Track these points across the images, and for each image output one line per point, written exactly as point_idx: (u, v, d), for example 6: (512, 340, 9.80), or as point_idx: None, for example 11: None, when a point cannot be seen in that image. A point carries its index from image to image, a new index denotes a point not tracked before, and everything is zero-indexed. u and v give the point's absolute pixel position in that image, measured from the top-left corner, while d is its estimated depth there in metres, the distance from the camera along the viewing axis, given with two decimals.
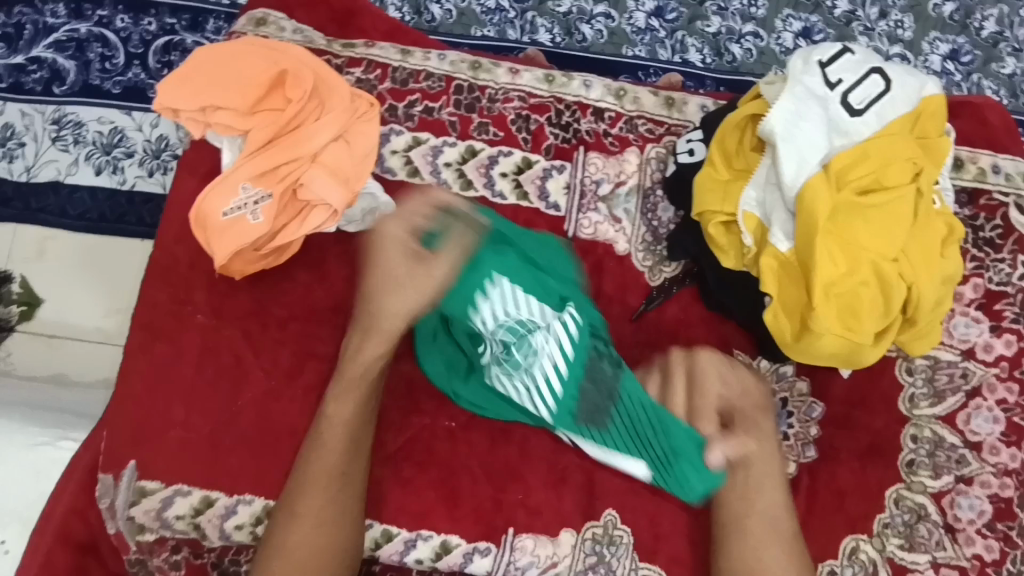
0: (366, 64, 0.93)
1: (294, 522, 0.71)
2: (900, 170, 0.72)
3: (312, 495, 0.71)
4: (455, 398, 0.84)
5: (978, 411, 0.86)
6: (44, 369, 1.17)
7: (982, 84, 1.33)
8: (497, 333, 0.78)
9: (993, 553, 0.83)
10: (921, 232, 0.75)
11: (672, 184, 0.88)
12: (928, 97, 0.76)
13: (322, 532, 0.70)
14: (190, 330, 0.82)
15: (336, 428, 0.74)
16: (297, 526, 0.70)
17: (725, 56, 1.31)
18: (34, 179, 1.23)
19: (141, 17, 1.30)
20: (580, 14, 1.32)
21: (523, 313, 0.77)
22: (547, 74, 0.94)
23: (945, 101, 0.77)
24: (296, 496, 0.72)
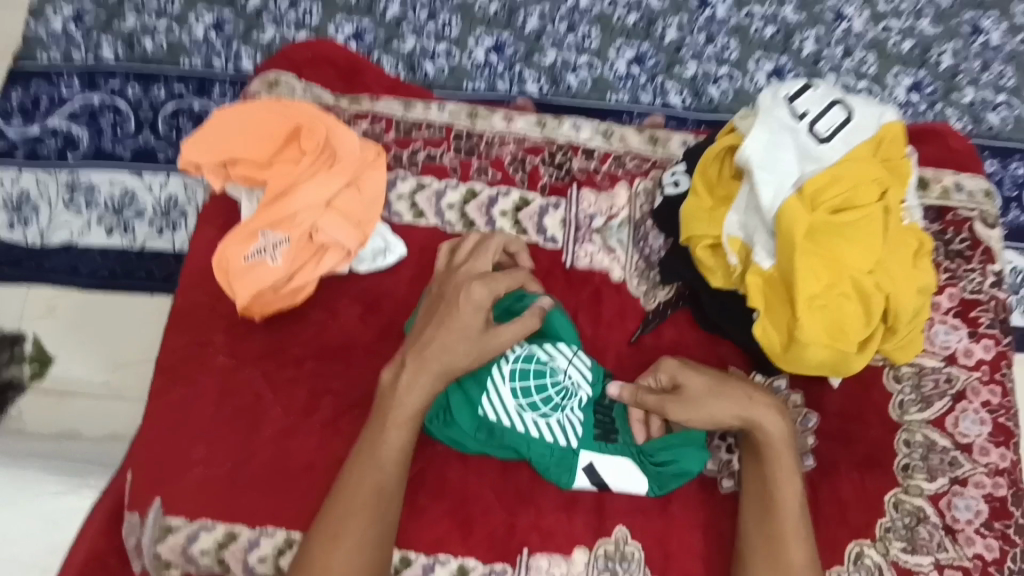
0: (371, 117, 1.01)
1: (334, 546, 0.73)
2: (867, 191, 0.79)
3: (359, 521, 0.74)
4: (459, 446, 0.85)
5: (966, 414, 0.91)
6: (55, 426, 1.20)
7: (945, 111, 1.43)
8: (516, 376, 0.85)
9: (993, 552, 0.86)
10: (895, 246, 0.81)
11: (662, 213, 0.94)
12: (887, 123, 0.82)
13: (363, 555, 0.73)
14: (212, 370, 0.87)
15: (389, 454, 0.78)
16: (339, 550, 0.73)
17: (704, 97, 1.40)
18: (48, 243, 1.29)
19: (151, 86, 1.39)
20: (565, 65, 1.42)
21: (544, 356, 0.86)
22: (538, 119, 1.02)
23: (903, 126, 0.85)
24: (339, 518, 0.74)
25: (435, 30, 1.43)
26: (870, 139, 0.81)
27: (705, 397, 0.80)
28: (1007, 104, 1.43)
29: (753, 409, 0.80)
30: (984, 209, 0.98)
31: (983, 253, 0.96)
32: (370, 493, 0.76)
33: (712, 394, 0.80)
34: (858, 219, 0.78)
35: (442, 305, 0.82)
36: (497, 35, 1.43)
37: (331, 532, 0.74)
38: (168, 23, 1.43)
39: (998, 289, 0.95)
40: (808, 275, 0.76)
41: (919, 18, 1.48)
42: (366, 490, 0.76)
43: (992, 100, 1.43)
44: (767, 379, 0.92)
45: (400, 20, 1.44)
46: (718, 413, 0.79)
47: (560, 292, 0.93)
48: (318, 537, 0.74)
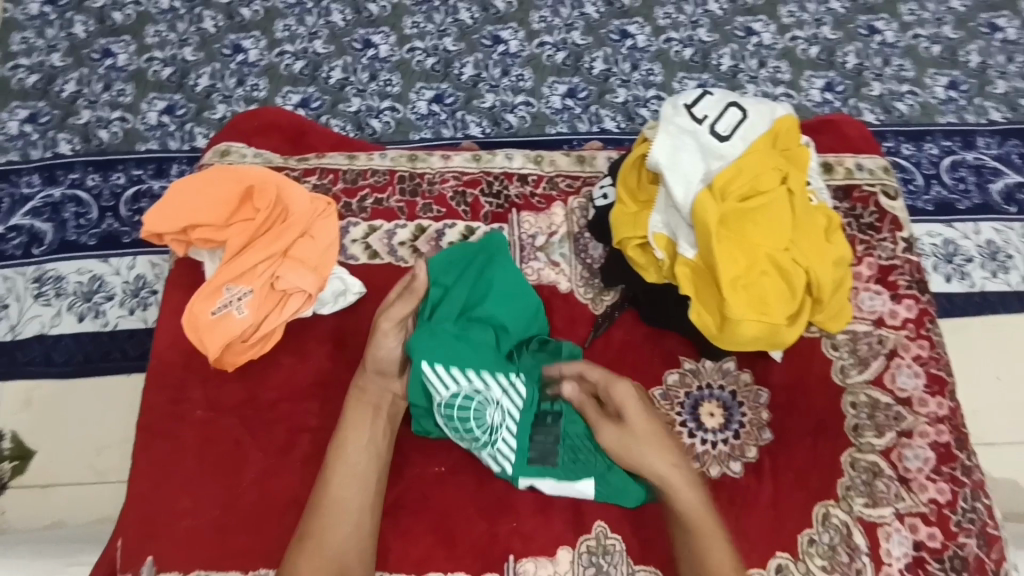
0: (319, 172, 1.07)
1: (317, 555, 0.78)
2: (770, 178, 0.88)
3: (338, 532, 0.80)
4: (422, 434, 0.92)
5: (901, 369, 0.98)
6: (41, 519, 1.20)
7: (858, 106, 1.55)
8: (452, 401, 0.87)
9: (946, 495, 0.92)
10: (806, 223, 0.90)
11: (596, 227, 1.02)
12: (782, 117, 0.92)
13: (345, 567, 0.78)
14: (191, 425, 0.91)
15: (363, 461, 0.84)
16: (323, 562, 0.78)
17: (636, 119, 1.51)
18: (19, 336, 1.32)
19: (110, 174, 1.45)
20: (504, 106, 1.52)
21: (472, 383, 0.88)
22: (475, 155, 1.11)
23: (796, 119, 0.94)
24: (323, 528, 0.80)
25: (377, 89, 1.53)
26: (768, 132, 0.91)
27: (626, 443, 0.84)
28: (911, 93, 1.56)
29: (682, 467, 0.83)
30: (884, 183, 1.09)
31: (891, 222, 1.06)
32: (350, 506, 0.81)
33: (647, 433, 0.84)
34: (765, 203, 0.87)
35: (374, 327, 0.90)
36: (436, 87, 1.53)
37: (318, 542, 0.79)
38: (123, 114, 1.51)
39: (911, 253, 1.04)
40: (727, 258, 0.84)
41: (820, 27, 1.62)
42: (345, 501, 0.81)
43: (898, 90, 1.56)
44: (717, 363, 1.00)
45: (343, 85, 1.53)
46: (637, 459, 0.83)
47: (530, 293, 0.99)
48: (301, 549, 0.79)
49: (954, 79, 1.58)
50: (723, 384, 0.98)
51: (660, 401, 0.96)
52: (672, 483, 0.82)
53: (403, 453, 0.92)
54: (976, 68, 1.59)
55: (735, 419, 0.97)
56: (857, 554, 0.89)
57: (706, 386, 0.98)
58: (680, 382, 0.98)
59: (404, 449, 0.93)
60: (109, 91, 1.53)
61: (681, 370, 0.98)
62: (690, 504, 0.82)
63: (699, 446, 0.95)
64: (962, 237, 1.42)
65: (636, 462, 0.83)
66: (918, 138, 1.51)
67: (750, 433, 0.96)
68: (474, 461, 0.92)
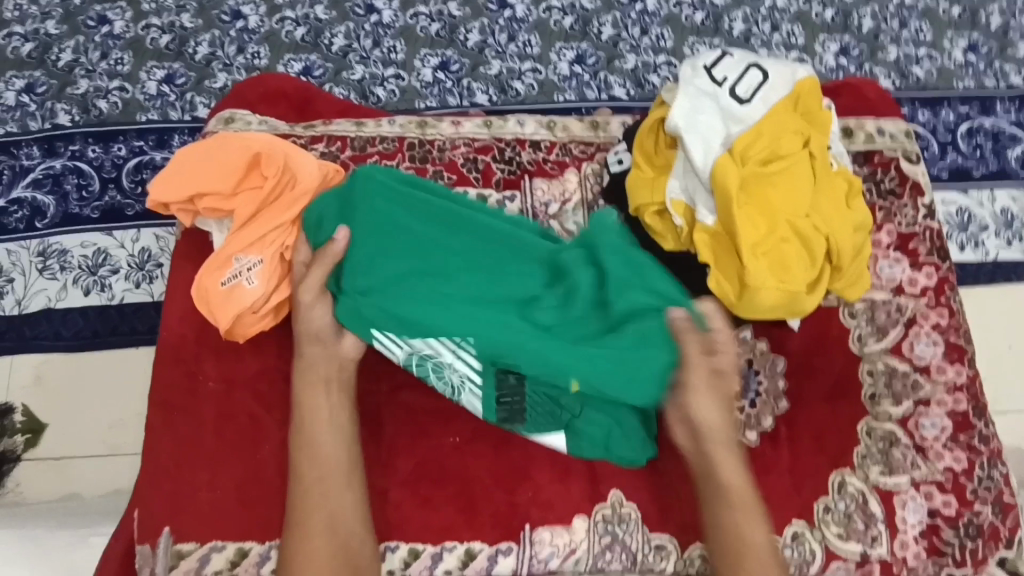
0: (327, 139, 1.05)
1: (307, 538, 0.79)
2: (791, 142, 0.85)
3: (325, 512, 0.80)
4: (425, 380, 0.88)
5: (919, 338, 0.97)
6: (55, 492, 1.21)
7: (874, 71, 1.50)
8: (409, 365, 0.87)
9: (962, 463, 0.92)
10: (828, 187, 0.88)
11: (610, 193, 1.00)
12: (804, 79, 0.90)
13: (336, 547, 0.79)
14: (205, 398, 0.90)
15: (330, 432, 0.84)
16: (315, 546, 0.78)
17: (646, 86, 1.47)
18: (26, 310, 1.31)
19: (111, 145, 1.43)
20: (510, 74, 1.48)
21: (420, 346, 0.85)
22: (485, 121, 1.08)
23: (818, 81, 0.91)
24: (306, 507, 0.80)
25: (381, 56, 1.49)
26: (790, 95, 0.88)
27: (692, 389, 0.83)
28: (928, 57, 1.51)
29: (721, 434, 0.84)
30: (905, 148, 1.06)
31: (912, 188, 1.04)
32: (327, 475, 0.82)
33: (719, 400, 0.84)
34: (787, 167, 0.85)
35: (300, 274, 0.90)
36: (442, 54, 1.49)
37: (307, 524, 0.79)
38: (121, 83, 1.48)
39: (931, 220, 1.02)
40: (745, 224, 0.83)
41: None
42: (323, 476, 0.82)
43: (915, 54, 1.52)
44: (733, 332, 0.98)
45: (346, 52, 1.49)
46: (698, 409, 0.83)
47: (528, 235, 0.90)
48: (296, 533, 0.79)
49: (973, 41, 1.53)
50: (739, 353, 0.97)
51: None
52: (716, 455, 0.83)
53: (417, 423, 0.91)
54: (996, 30, 1.54)
55: (751, 388, 0.96)
56: (873, 521, 0.89)
57: None
58: None
59: (418, 420, 0.91)
60: (106, 60, 1.50)
61: None
62: (738, 477, 0.82)
63: None
64: (977, 205, 1.39)
65: (698, 410, 0.84)
66: (934, 103, 1.47)
67: (766, 402, 0.95)
68: (489, 430, 0.91)
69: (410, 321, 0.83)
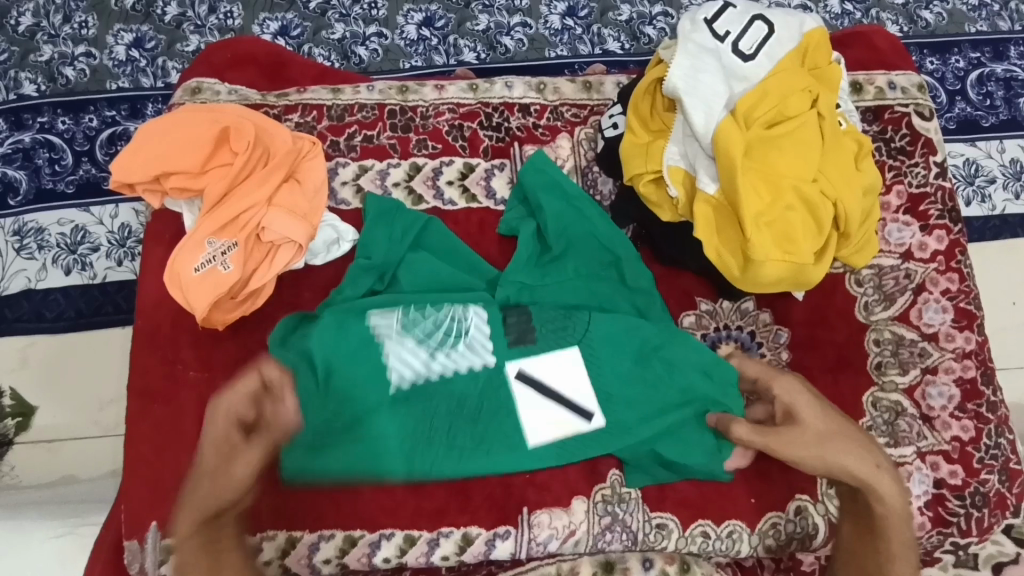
0: (302, 108, 0.98)
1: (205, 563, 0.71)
2: (797, 102, 0.79)
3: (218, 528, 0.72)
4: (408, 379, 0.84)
5: (928, 305, 0.93)
6: (50, 474, 1.18)
7: (881, 17, 1.41)
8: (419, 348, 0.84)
9: (969, 432, 0.90)
10: (837, 147, 0.82)
11: (604, 158, 0.95)
12: (811, 28, 0.83)
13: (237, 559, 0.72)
14: (187, 388, 0.87)
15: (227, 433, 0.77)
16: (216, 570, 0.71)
17: (642, 39, 1.39)
18: (5, 292, 1.26)
19: (81, 116, 1.34)
20: (498, 29, 1.39)
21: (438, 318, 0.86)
22: (470, 84, 1.01)
23: (827, 32, 0.84)
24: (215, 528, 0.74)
25: (362, 13, 1.39)
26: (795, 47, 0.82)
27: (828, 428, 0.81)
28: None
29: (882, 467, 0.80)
30: (918, 102, 1.00)
31: (923, 146, 0.98)
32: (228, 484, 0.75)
33: (821, 437, 0.80)
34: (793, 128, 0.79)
35: (232, 299, 0.86)
36: (426, 9, 1.40)
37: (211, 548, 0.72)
38: (87, 49, 1.38)
39: (943, 179, 0.97)
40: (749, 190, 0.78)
41: None
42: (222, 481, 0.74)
43: None
44: (734, 303, 0.95)
45: (324, 9, 1.39)
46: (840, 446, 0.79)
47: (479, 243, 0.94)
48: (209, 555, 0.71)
49: None
50: (742, 325, 0.94)
51: None
52: (878, 483, 0.79)
53: None
54: None
55: (754, 360, 0.93)
56: None
57: (724, 327, 0.94)
58: (696, 325, 0.93)
59: None
60: (69, 24, 1.40)
61: (697, 312, 0.94)
62: (897, 502, 0.79)
63: None
64: (985, 156, 1.34)
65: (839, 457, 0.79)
66: (943, 50, 1.39)
67: None
68: None
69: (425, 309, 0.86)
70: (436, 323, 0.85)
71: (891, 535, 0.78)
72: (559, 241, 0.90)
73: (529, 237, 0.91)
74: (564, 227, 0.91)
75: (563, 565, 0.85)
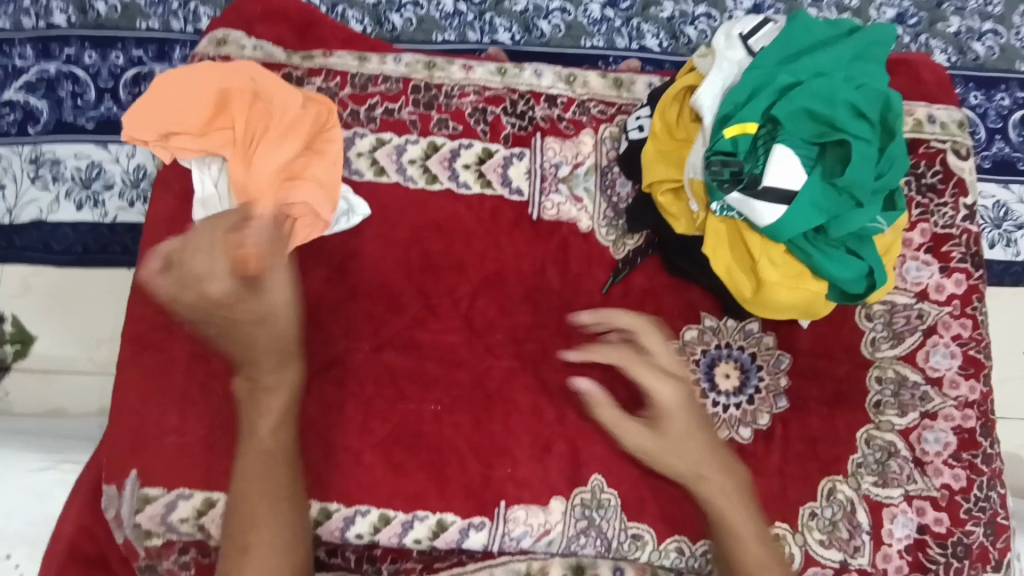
0: (326, 73, 0.96)
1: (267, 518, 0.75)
2: (858, 87, 0.74)
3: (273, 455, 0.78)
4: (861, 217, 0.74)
5: (936, 348, 0.91)
6: (43, 404, 1.19)
7: (930, 43, 1.35)
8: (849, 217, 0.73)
9: (960, 481, 0.88)
10: (894, 165, 0.75)
11: (626, 160, 0.93)
12: (857, 31, 0.79)
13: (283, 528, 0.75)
14: (180, 342, 0.86)
15: (267, 437, 0.79)
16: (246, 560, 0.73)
17: (681, 39, 1.35)
18: (16, 221, 1.26)
19: (108, 52, 1.32)
20: (536, 11, 1.35)
21: (842, 195, 0.73)
22: (499, 67, 0.98)
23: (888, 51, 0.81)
24: (257, 523, 0.75)
25: None
26: (840, 41, 0.78)
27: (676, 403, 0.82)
28: (993, 33, 1.36)
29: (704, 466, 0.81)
30: (956, 139, 0.97)
31: (955, 186, 0.95)
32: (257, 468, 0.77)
33: (681, 437, 0.81)
34: (856, 131, 0.72)
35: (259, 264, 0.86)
36: None
37: (258, 470, 0.77)
38: None
39: (970, 222, 0.94)
40: (788, 204, 0.72)
41: None
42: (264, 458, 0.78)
43: (978, 29, 1.36)
44: (739, 322, 0.93)
45: None
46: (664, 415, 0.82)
47: (490, 232, 0.92)
48: (239, 520, 0.75)
49: None
50: (743, 346, 0.92)
51: None
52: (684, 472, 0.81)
53: (397, 387, 0.87)
54: None
55: (751, 384, 0.91)
56: (858, 532, 0.86)
57: (725, 345, 0.92)
58: (697, 339, 0.92)
59: (398, 383, 0.87)
60: None
61: (701, 327, 0.92)
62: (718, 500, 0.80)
63: (710, 407, 0.90)
64: (1017, 200, 1.30)
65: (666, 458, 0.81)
66: (989, 85, 1.34)
67: (764, 400, 0.91)
68: (472, 401, 0.87)
69: (805, 189, 0.72)
70: (853, 202, 0.73)
71: (733, 527, 0.79)
72: (741, 139, 0.74)
73: (746, 130, 0.74)
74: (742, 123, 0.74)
75: (534, 563, 0.85)
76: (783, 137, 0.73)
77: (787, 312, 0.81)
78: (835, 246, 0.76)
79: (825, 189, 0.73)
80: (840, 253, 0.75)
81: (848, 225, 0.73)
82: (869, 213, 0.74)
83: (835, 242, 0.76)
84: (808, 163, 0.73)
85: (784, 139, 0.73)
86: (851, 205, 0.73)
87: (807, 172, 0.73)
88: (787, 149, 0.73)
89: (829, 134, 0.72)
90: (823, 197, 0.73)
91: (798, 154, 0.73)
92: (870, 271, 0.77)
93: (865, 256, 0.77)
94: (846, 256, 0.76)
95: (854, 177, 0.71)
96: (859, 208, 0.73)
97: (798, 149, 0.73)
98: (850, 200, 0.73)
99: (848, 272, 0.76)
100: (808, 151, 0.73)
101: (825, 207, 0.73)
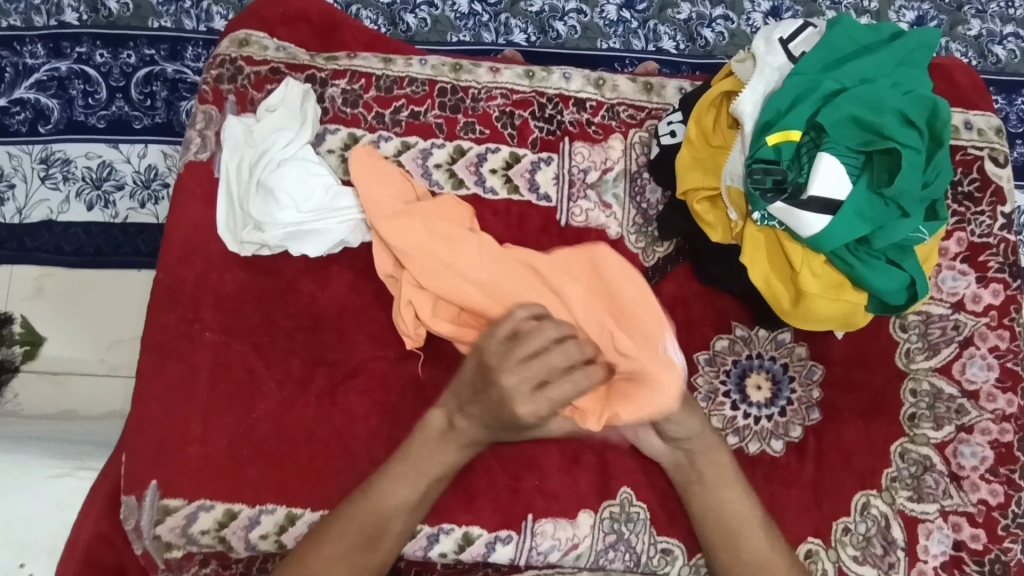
0: (350, 75, 0.94)
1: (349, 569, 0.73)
2: (903, 94, 0.72)
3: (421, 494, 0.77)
4: (904, 230, 0.72)
5: (972, 360, 0.89)
6: (53, 407, 1.17)
7: (950, 47, 1.33)
8: (893, 227, 0.72)
9: (998, 497, 0.86)
10: (938, 174, 0.73)
11: (657, 166, 0.91)
12: (901, 35, 0.77)
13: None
14: (201, 350, 0.84)
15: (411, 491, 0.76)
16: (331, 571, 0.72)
17: (698, 41, 1.32)
18: (27, 221, 1.24)
19: (120, 51, 1.30)
20: (553, 12, 1.33)
21: (888, 205, 0.71)
22: (525, 69, 0.96)
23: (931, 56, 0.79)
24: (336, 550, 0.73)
25: None
26: (882, 46, 0.76)
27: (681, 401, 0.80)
28: (1015, 35, 1.34)
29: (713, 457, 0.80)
30: (994, 146, 0.95)
31: (992, 194, 0.93)
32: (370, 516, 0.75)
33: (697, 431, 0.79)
34: (904, 138, 0.70)
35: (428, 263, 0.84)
36: None
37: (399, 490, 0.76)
38: None
39: (1007, 231, 0.92)
40: (832, 213, 0.71)
41: None
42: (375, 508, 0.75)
43: (1000, 32, 1.34)
44: (771, 332, 0.91)
45: None
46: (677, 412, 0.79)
47: (516, 237, 0.91)
48: (336, 527, 0.74)
49: None
50: (775, 356, 0.91)
51: (704, 366, 0.89)
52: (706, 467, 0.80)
53: (424, 397, 0.85)
54: None
55: (783, 395, 0.89)
56: (893, 548, 0.85)
57: (756, 355, 0.90)
58: (729, 349, 0.90)
59: (424, 393, 0.85)
60: None
61: (732, 336, 0.90)
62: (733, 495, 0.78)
63: (741, 419, 0.88)
64: None
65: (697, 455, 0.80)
66: (1011, 89, 1.32)
67: (797, 411, 0.89)
68: None
69: (851, 198, 0.70)
70: (899, 212, 0.71)
71: (739, 538, 0.77)
72: (784, 148, 0.72)
73: (789, 140, 0.72)
74: (785, 132, 0.72)
75: None
76: (829, 146, 0.71)
77: (824, 324, 0.79)
78: (878, 257, 0.74)
79: (871, 197, 0.71)
80: (883, 264, 0.73)
81: (893, 235, 0.72)
82: (914, 223, 0.72)
83: (879, 253, 0.74)
84: (854, 171, 0.71)
85: (830, 148, 0.71)
86: (895, 215, 0.71)
87: (852, 182, 0.71)
88: (832, 158, 0.71)
89: (875, 143, 0.70)
90: (870, 208, 0.71)
91: (844, 164, 0.71)
92: (911, 282, 0.75)
93: (907, 265, 0.75)
94: (889, 267, 0.74)
95: (901, 187, 0.70)
96: (905, 218, 0.72)
97: (844, 158, 0.71)
98: (897, 210, 0.71)
99: (893, 283, 0.74)
100: (853, 160, 0.71)
101: (871, 217, 0.71)
